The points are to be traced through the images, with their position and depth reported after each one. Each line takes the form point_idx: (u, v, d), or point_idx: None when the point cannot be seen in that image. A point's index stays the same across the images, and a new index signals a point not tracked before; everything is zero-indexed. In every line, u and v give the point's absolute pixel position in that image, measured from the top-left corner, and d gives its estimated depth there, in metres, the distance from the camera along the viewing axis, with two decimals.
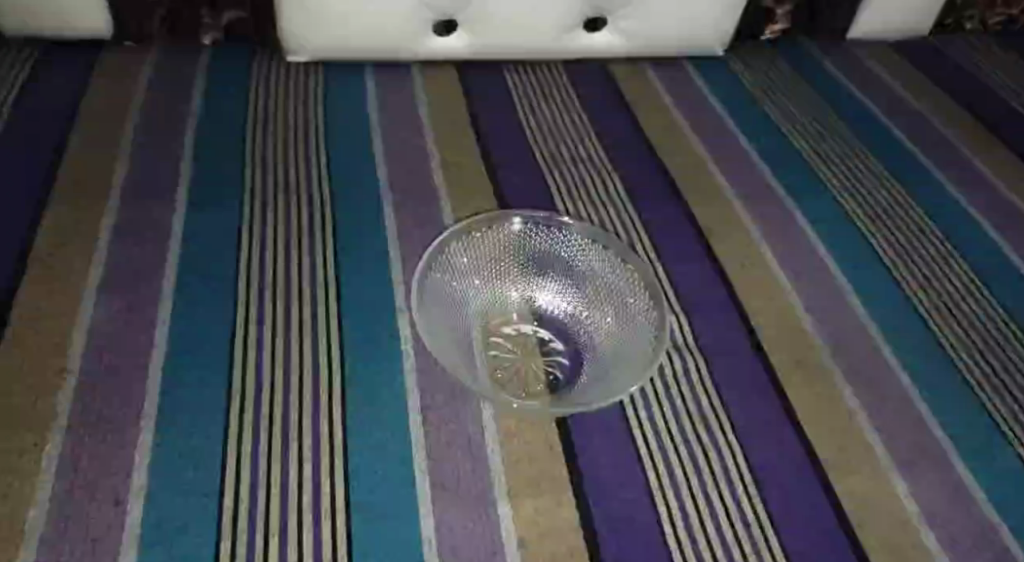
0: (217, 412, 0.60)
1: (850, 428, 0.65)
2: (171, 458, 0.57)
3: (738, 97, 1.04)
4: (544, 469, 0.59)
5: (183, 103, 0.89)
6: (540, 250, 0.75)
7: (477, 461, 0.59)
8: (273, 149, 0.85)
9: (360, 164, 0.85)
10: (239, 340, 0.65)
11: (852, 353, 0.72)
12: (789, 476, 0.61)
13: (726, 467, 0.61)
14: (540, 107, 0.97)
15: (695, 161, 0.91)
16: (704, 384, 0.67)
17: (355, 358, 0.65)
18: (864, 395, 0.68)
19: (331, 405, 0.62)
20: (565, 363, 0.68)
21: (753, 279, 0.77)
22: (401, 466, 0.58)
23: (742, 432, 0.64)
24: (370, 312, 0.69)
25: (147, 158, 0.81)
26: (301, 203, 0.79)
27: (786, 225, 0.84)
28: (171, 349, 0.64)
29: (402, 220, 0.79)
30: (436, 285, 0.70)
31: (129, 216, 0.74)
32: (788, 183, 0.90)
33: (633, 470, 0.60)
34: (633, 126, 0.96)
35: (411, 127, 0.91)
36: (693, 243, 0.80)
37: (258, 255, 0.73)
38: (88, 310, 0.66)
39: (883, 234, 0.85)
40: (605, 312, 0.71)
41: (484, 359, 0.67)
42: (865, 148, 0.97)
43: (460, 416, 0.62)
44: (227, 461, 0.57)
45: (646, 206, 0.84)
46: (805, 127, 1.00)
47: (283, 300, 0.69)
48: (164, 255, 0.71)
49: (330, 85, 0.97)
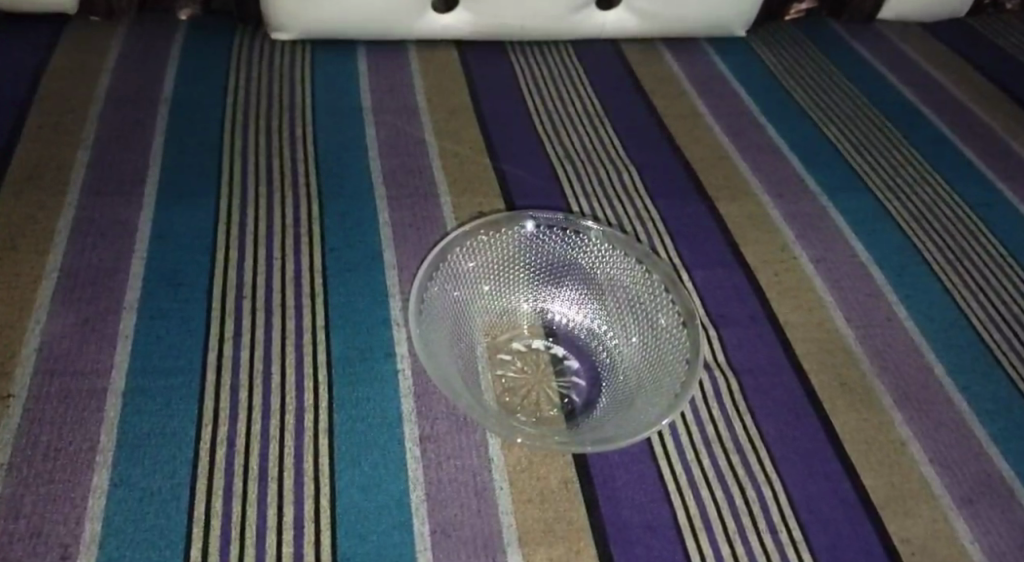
0: (186, 444, 0.52)
1: (903, 456, 0.58)
2: (133, 499, 0.49)
3: (762, 83, 0.96)
4: (558, 509, 0.52)
5: (156, 84, 0.81)
6: (556, 257, 0.65)
7: (483, 499, 0.52)
8: (253, 137, 0.77)
9: (349, 152, 0.77)
10: (212, 358, 0.57)
11: (901, 369, 0.64)
12: (837, 516, 0.54)
13: (765, 507, 0.54)
14: (548, 93, 0.89)
15: (718, 153, 0.83)
16: (737, 410, 0.59)
17: (343, 378, 0.58)
18: (916, 417, 0.61)
19: (316, 436, 0.54)
20: (581, 383, 0.59)
21: (789, 286, 0.69)
22: (396, 507, 0.51)
23: (781, 463, 0.56)
24: (360, 326, 0.61)
25: (113, 145, 0.73)
26: (285, 199, 0.71)
27: (820, 221, 0.76)
28: (135, 368, 0.56)
29: (398, 218, 0.71)
30: (439, 296, 0.60)
31: (90, 212, 0.66)
32: (822, 178, 0.81)
33: (661, 511, 0.52)
34: (650, 115, 0.87)
35: (406, 113, 0.83)
36: (719, 244, 0.72)
37: (237, 258, 0.65)
38: (41, 320, 0.58)
39: (929, 236, 0.76)
40: (629, 330, 0.62)
41: (490, 380, 0.58)
42: (907, 141, 0.88)
43: (462, 446, 0.55)
44: (197, 503, 0.49)
45: (666, 202, 0.76)
46: (838, 117, 0.91)
47: (263, 311, 0.61)
48: (129, 257, 0.63)
49: (317, 65, 0.88)
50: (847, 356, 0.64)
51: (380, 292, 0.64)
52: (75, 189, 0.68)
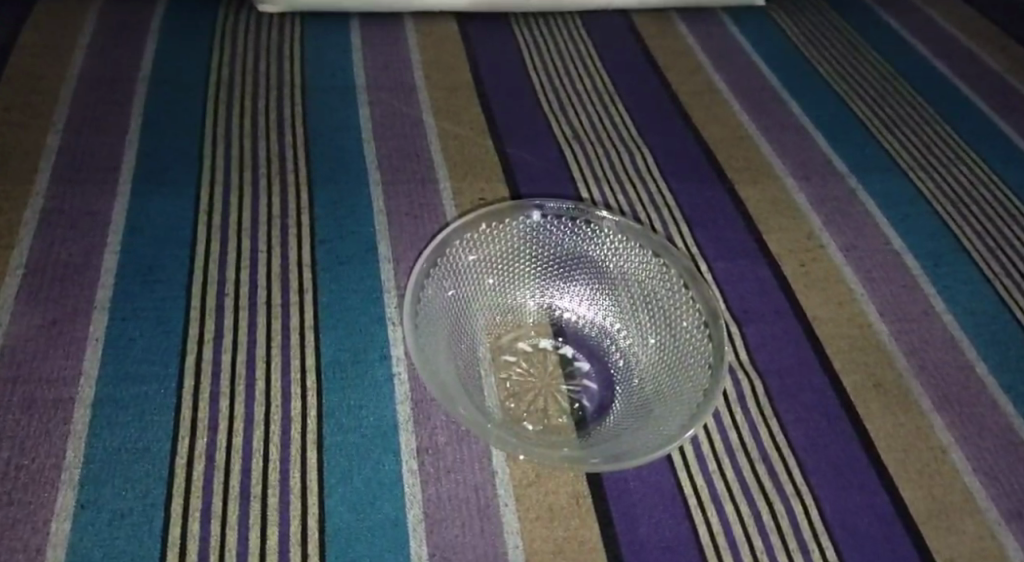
0: (161, 458, 0.48)
1: (944, 465, 0.53)
2: (102, 522, 0.44)
3: (784, 56, 0.89)
4: (569, 528, 0.47)
5: (133, 62, 0.76)
6: (565, 249, 0.60)
7: (486, 518, 0.47)
8: (238, 118, 0.71)
9: (342, 134, 0.72)
10: (190, 362, 0.53)
11: (940, 369, 0.59)
12: (876, 534, 0.49)
13: (796, 525, 0.49)
14: (555, 69, 0.83)
15: (738, 131, 0.77)
16: (764, 416, 0.54)
17: (335, 384, 0.53)
18: (958, 423, 0.56)
19: (305, 448, 0.49)
20: (593, 386, 0.54)
21: (817, 277, 0.64)
22: (390, 526, 0.46)
23: (812, 474, 0.51)
24: (352, 326, 0.57)
25: (86, 128, 0.68)
26: (272, 186, 0.66)
27: (849, 206, 0.71)
28: (106, 375, 0.51)
29: (394, 206, 0.66)
30: (436, 295, 0.55)
31: (61, 201, 0.61)
32: (850, 159, 0.76)
33: (682, 531, 0.48)
34: (664, 91, 0.82)
35: (403, 91, 0.78)
36: (740, 232, 0.67)
37: (218, 251, 0.60)
38: (3, 322, 0.53)
39: (967, 221, 0.71)
40: (644, 328, 0.56)
41: (494, 385, 0.53)
42: (941, 117, 0.82)
43: (464, 459, 0.50)
44: (171, 525, 0.45)
45: (683, 186, 0.70)
46: (866, 92, 0.85)
47: (247, 309, 0.56)
48: (102, 252, 0.59)
49: (308, 40, 0.82)
50: (881, 354, 0.59)
51: (374, 288, 0.59)
52: (44, 176, 0.63)
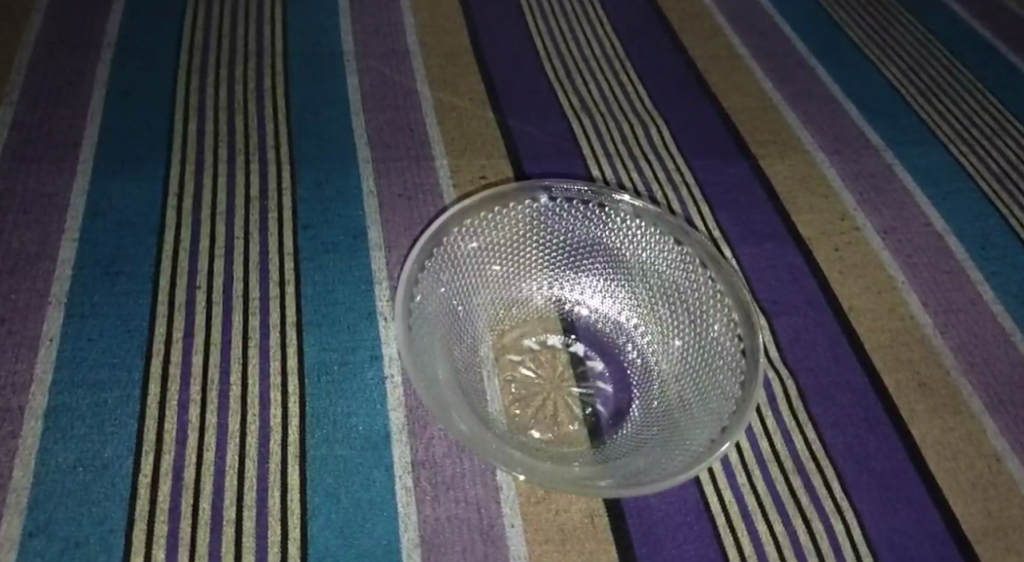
0: (121, 476, 0.42)
1: (999, 476, 0.47)
2: (51, 554, 0.39)
3: (811, 19, 0.82)
4: (584, 553, 0.42)
5: (98, 29, 0.69)
6: (577, 234, 0.53)
7: (490, 541, 0.42)
8: (213, 89, 0.65)
9: (328, 107, 0.65)
10: (157, 365, 0.47)
11: (991, 365, 0.53)
12: (929, 556, 0.43)
13: (839, 547, 0.43)
14: (562, 33, 0.76)
15: (762, 101, 0.71)
16: (798, 421, 0.49)
17: (320, 388, 0.47)
18: (1013, 427, 0.50)
19: (285, 463, 0.44)
20: (608, 389, 0.49)
21: (852, 263, 0.58)
22: (382, 555, 0.40)
23: (855, 487, 0.46)
24: (340, 323, 0.51)
25: (42, 101, 0.61)
26: (250, 164, 0.59)
27: (886, 183, 0.65)
28: (61, 381, 0.45)
29: (386, 186, 0.59)
30: (434, 290, 0.48)
31: (13, 184, 0.55)
32: (885, 130, 0.69)
33: (712, 555, 0.42)
34: (680, 57, 0.75)
35: (396, 58, 0.71)
36: (767, 213, 0.61)
37: (190, 238, 0.54)
38: None
39: (1015, 197, 0.65)
40: (664, 324, 0.51)
41: (498, 389, 0.48)
42: (982, 83, 0.76)
43: (464, 473, 0.45)
44: (130, 556, 0.39)
45: (704, 162, 0.64)
46: (902, 59, 0.78)
47: (221, 305, 0.50)
48: (59, 240, 0.52)
49: (291, 3, 0.76)
50: (925, 350, 0.53)
51: (363, 279, 0.54)
52: None
